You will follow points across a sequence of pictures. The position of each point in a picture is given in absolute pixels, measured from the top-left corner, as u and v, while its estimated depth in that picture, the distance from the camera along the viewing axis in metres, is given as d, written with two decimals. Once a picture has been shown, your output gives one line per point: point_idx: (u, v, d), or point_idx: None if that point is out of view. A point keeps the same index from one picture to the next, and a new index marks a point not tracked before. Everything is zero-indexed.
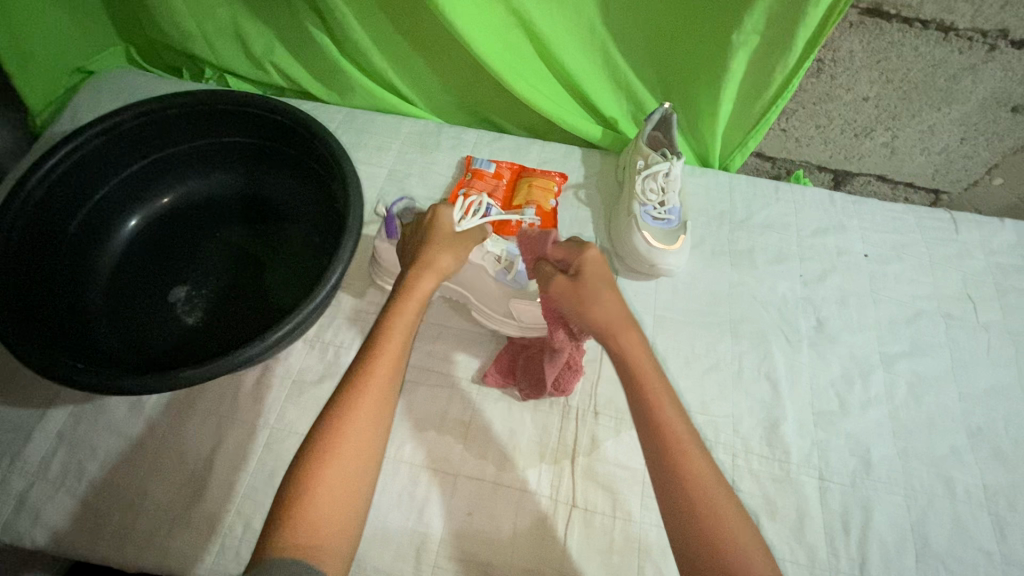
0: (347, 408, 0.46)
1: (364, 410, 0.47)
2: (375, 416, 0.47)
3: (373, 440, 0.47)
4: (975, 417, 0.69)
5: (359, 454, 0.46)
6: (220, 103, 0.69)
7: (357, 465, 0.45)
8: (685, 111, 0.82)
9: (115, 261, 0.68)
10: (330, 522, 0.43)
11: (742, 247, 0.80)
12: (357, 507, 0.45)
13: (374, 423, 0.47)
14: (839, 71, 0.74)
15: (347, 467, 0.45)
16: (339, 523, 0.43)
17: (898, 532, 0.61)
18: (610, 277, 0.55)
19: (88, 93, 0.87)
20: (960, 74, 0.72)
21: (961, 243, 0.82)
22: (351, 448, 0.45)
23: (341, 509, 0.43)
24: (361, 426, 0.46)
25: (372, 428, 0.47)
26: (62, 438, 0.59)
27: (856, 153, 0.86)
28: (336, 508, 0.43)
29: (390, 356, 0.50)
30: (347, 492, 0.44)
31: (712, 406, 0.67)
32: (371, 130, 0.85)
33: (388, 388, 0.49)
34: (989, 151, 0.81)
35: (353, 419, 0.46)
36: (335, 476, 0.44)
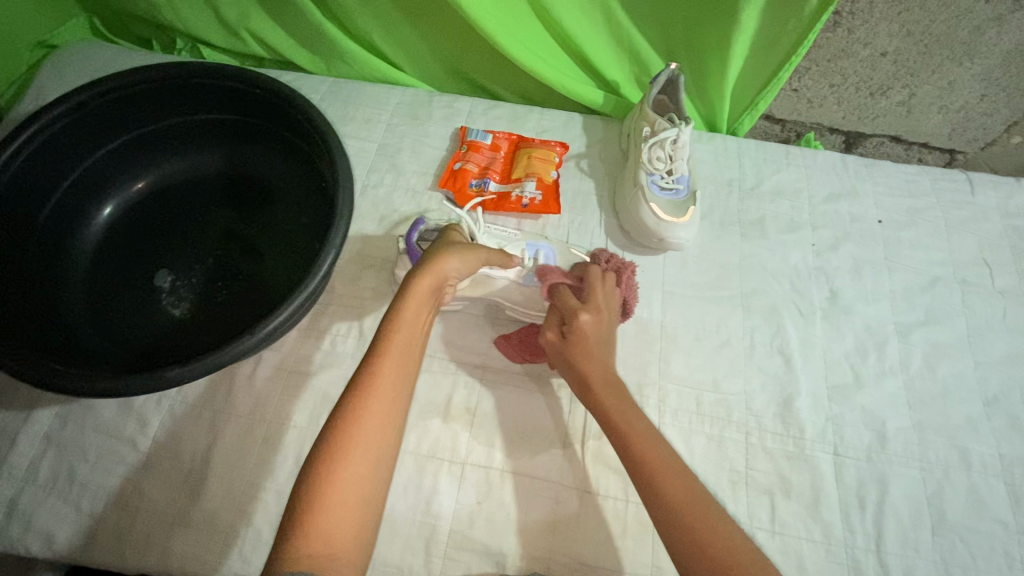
0: (360, 404, 0.45)
1: (378, 405, 0.45)
2: (390, 411, 0.46)
3: (388, 436, 0.45)
4: (991, 385, 0.67)
5: (374, 450, 0.44)
6: (193, 77, 0.64)
7: (373, 461, 0.44)
8: (691, 72, 0.77)
9: (93, 251, 0.64)
10: (346, 522, 0.41)
11: (752, 216, 0.76)
12: (370, 506, 0.43)
13: (388, 418, 0.46)
14: (857, 25, 0.69)
15: (361, 468, 0.43)
16: (355, 522, 0.41)
17: (913, 504, 0.60)
18: (602, 338, 0.57)
19: (52, 69, 0.80)
20: (985, 26, 0.67)
21: (977, 205, 0.79)
22: (367, 445, 0.44)
23: (354, 510, 0.42)
24: (375, 423, 0.45)
25: (387, 423, 0.45)
26: (49, 441, 0.57)
27: (870, 113, 0.82)
28: (351, 507, 0.42)
29: (400, 352, 0.48)
30: (362, 490, 0.43)
31: (723, 383, 0.65)
32: (358, 101, 0.80)
33: (398, 385, 0.47)
34: (1009, 108, 0.77)
35: (366, 416, 0.44)
36: (352, 472, 0.42)
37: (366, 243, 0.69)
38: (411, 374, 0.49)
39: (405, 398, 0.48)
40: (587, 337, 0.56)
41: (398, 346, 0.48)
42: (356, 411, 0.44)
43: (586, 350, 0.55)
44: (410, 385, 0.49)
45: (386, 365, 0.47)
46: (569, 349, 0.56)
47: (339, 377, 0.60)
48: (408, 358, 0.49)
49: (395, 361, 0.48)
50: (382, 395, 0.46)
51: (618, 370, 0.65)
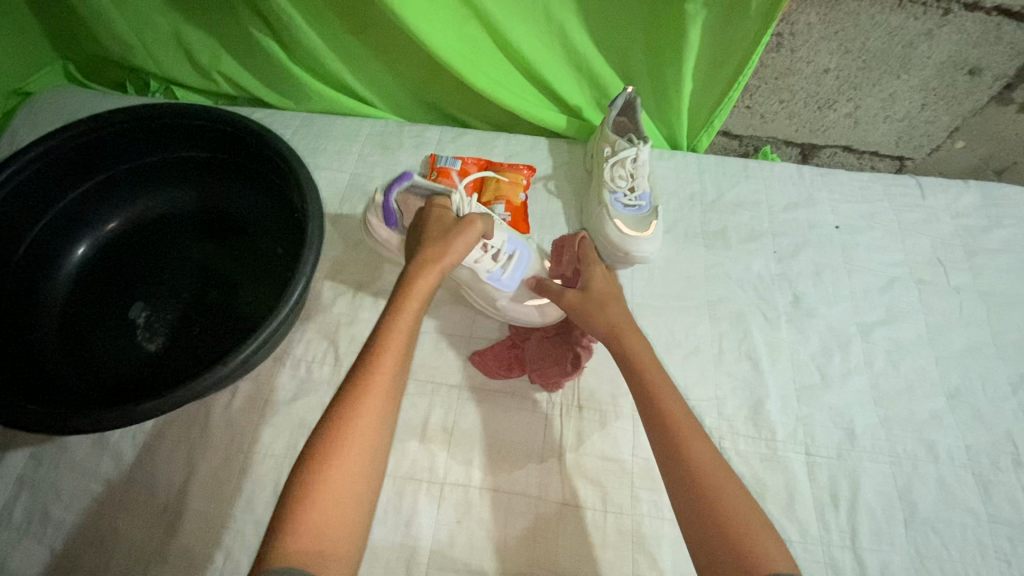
0: (353, 402, 0.45)
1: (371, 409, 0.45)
2: (382, 414, 0.46)
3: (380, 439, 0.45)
4: (953, 379, 0.70)
5: (366, 449, 0.44)
6: (165, 117, 0.66)
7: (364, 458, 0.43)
8: (648, 94, 0.81)
9: (67, 290, 0.65)
10: (336, 526, 0.41)
11: (715, 227, 0.79)
12: (359, 509, 0.43)
13: (380, 421, 0.46)
14: (799, 44, 0.74)
15: (352, 469, 0.43)
16: (344, 525, 0.41)
17: (885, 499, 0.61)
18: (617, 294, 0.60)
19: (29, 115, 0.82)
20: (917, 41, 0.71)
21: (927, 208, 0.83)
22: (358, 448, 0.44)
23: (344, 510, 0.41)
24: (367, 425, 0.45)
25: (380, 423, 0.46)
26: (23, 482, 0.56)
27: (820, 125, 0.86)
28: (342, 510, 0.41)
29: (395, 351, 0.49)
30: (353, 488, 0.42)
31: (695, 390, 0.66)
32: (330, 134, 0.83)
33: (392, 383, 0.47)
34: (949, 115, 0.82)
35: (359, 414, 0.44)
36: (343, 471, 0.42)
37: (341, 270, 0.71)
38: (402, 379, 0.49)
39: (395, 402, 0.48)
40: (602, 284, 0.60)
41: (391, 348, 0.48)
42: (350, 408, 0.45)
43: (604, 295, 0.58)
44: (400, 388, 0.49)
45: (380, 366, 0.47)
46: (587, 298, 0.58)
47: (315, 404, 0.61)
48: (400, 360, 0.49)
49: (390, 360, 0.48)
50: (375, 393, 0.46)
51: (593, 382, 0.64)
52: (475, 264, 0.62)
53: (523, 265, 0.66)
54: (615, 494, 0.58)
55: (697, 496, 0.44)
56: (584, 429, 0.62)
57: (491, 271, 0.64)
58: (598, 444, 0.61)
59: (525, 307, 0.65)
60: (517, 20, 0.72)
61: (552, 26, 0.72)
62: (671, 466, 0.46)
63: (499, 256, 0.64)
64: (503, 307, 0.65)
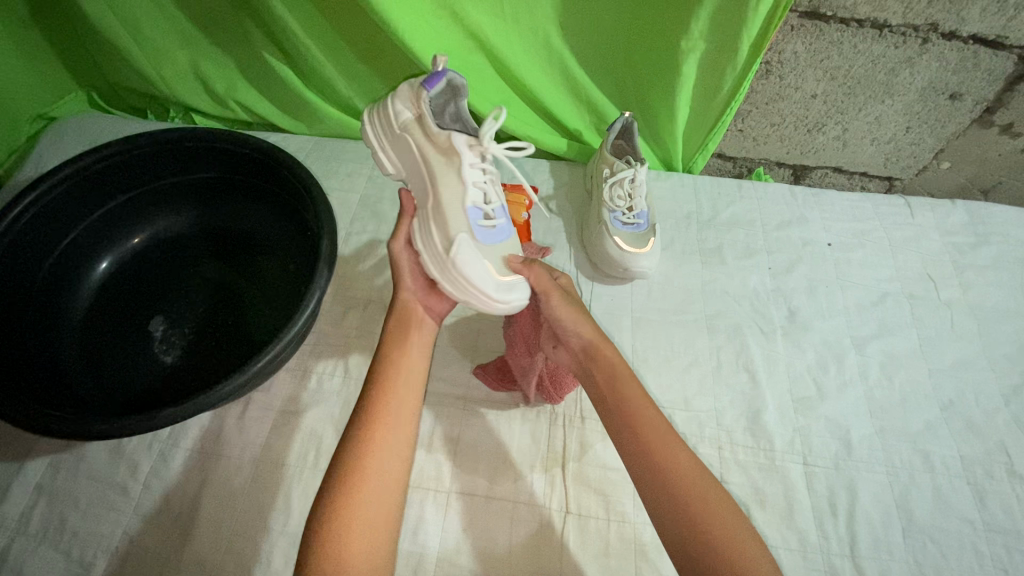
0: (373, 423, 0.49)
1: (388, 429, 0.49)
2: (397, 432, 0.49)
3: (400, 455, 0.49)
4: (946, 390, 0.71)
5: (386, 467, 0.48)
6: (187, 141, 0.69)
7: (383, 475, 0.47)
8: (645, 119, 0.84)
9: (89, 305, 0.68)
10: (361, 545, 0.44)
11: (711, 245, 0.82)
12: (387, 524, 0.46)
13: (398, 438, 0.49)
14: (787, 71, 0.78)
15: (374, 484, 0.46)
16: (373, 544, 0.44)
17: (882, 508, 0.63)
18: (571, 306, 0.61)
19: (53, 140, 0.86)
20: (899, 68, 0.75)
21: (916, 225, 0.85)
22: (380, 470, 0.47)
23: (369, 521, 0.45)
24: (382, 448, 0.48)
25: (398, 444, 0.49)
26: (41, 491, 0.58)
27: (810, 148, 0.90)
28: (369, 531, 0.44)
29: (409, 375, 0.53)
30: (377, 501, 0.46)
31: (694, 401, 0.68)
32: (342, 157, 0.87)
33: (410, 406, 0.51)
34: (934, 137, 0.85)
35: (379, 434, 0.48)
36: (366, 487, 0.46)
37: (351, 285, 0.73)
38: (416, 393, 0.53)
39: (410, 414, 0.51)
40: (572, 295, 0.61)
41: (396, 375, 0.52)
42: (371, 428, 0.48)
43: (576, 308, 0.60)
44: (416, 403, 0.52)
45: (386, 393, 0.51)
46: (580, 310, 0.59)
47: (325, 415, 0.62)
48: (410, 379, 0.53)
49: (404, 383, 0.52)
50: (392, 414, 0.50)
51: None
52: (471, 181, 0.57)
53: (500, 240, 0.58)
54: (617, 502, 0.60)
55: (688, 516, 0.44)
56: (587, 439, 0.63)
57: (473, 209, 0.57)
58: (600, 453, 0.62)
59: (485, 264, 0.54)
60: (520, 50, 0.76)
61: (552, 55, 0.76)
62: (655, 487, 0.46)
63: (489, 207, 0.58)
64: (461, 244, 0.53)
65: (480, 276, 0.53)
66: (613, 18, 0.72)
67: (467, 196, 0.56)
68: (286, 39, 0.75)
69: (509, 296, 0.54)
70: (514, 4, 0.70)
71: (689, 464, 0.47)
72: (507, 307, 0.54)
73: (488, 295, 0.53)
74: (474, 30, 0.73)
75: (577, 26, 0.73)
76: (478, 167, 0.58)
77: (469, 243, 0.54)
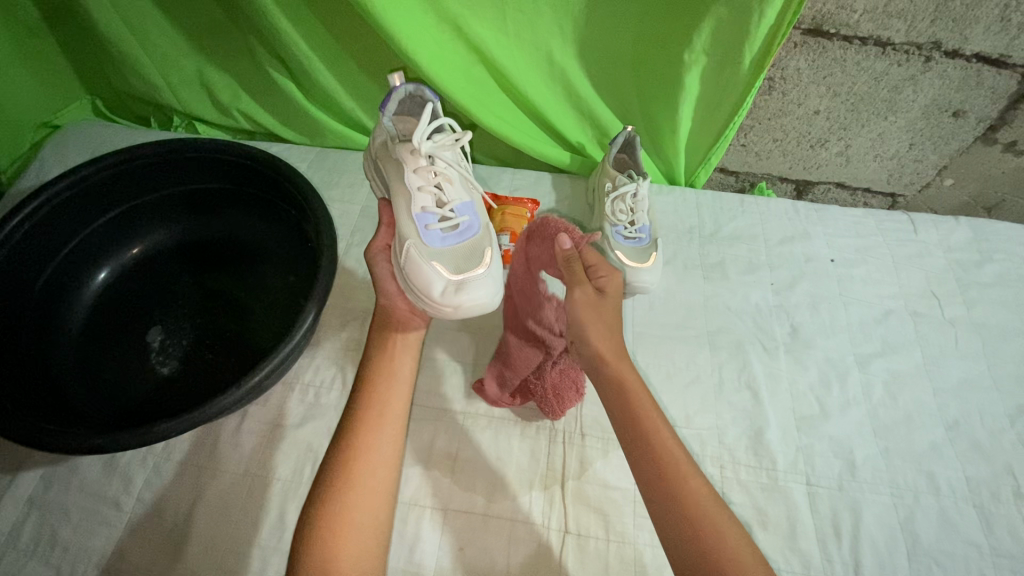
0: (373, 428, 0.51)
1: (376, 433, 0.51)
2: (386, 436, 0.51)
3: (389, 461, 0.50)
4: (951, 410, 0.70)
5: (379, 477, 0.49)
6: (188, 151, 0.70)
7: (376, 482, 0.49)
8: (647, 133, 0.84)
9: (86, 314, 0.68)
10: (351, 548, 0.45)
11: (713, 260, 0.82)
12: (377, 528, 0.48)
13: (387, 442, 0.51)
14: (789, 88, 0.78)
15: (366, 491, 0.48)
16: (364, 547, 0.46)
17: (888, 530, 0.62)
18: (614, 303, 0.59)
19: (56, 148, 0.86)
20: (902, 85, 0.75)
21: (920, 242, 0.85)
22: (369, 474, 0.48)
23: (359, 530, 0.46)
24: (371, 453, 0.49)
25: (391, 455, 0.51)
26: (32, 504, 0.57)
27: (813, 163, 0.90)
28: (358, 534, 0.46)
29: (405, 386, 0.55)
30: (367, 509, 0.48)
31: (696, 419, 0.67)
32: (344, 169, 0.87)
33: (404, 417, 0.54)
34: (937, 154, 0.85)
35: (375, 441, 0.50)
36: (360, 492, 0.48)
37: (351, 297, 0.73)
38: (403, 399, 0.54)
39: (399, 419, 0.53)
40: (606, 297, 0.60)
41: (383, 380, 0.54)
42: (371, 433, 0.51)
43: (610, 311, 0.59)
44: (404, 408, 0.54)
45: (374, 398, 0.53)
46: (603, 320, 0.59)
47: (322, 429, 0.62)
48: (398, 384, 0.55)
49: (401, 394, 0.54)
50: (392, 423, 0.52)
51: (595, 410, 0.66)
52: (415, 188, 0.60)
53: (459, 239, 0.59)
54: (617, 522, 0.59)
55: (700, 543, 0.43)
56: (587, 456, 0.62)
57: (424, 214, 0.59)
58: (600, 471, 0.61)
59: (429, 268, 0.56)
60: (523, 64, 0.76)
61: (555, 69, 0.77)
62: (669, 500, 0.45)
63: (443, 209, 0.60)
64: (407, 252, 0.57)
65: (427, 279, 0.56)
66: (616, 34, 0.72)
67: (413, 204, 0.59)
68: (289, 52, 0.76)
69: (455, 298, 0.55)
70: (518, 19, 0.70)
71: (692, 476, 0.47)
72: (456, 308, 0.55)
73: (436, 299, 0.55)
74: (477, 45, 0.73)
75: (580, 40, 0.73)
76: (425, 170, 0.60)
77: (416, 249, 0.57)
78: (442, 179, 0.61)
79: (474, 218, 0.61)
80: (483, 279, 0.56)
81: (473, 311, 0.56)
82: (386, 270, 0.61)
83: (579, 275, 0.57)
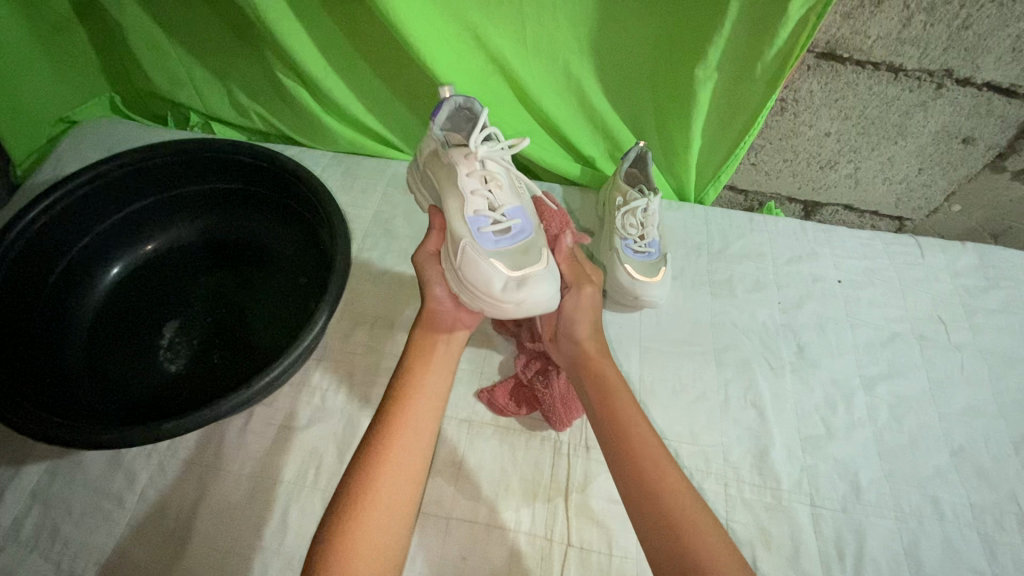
0: (389, 436, 0.51)
1: (400, 436, 0.51)
2: (414, 446, 0.51)
3: (414, 466, 0.51)
4: (956, 435, 0.70)
5: (399, 478, 0.49)
6: (205, 152, 0.71)
7: (394, 488, 0.49)
8: (659, 149, 0.85)
9: (95, 309, 0.68)
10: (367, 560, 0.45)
11: (721, 276, 0.82)
12: (398, 532, 0.48)
13: (413, 444, 0.51)
14: (801, 110, 0.78)
15: (386, 495, 0.48)
16: (376, 548, 0.46)
17: (890, 554, 0.61)
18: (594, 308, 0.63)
19: (73, 144, 0.87)
20: (913, 110, 0.76)
21: (927, 266, 0.85)
22: (390, 475, 0.49)
23: (378, 533, 0.46)
24: (396, 471, 0.49)
25: (413, 455, 0.51)
26: (35, 498, 0.57)
27: (822, 184, 0.91)
28: (374, 538, 0.46)
29: (424, 389, 0.55)
30: (387, 514, 0.47)
31: (701, 435, 0.67)
32: (356, 174, 0.88)
33: (426, 419, 0.53)
34: (945, 180, 0.86)
35: (394, 445, 0.50)
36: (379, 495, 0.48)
37: (359, 301, 0.73)
38: (434, 416, 0.54)
39: (429, 429, 0.53)
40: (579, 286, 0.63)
41: (419, 387, 0.55)
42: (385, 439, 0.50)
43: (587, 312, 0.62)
44: (433, 427, 0.54)
45: (404, 414, 0.53)
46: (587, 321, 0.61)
47: (328, 431, 0.62)
48: (428, 403, 0.55)
49: (416, 395, 0.54)
50: (407, 425, 0.52)
51: None
52: (469, 191, 0.60)
53: (515, 241, 0.59)
54: (620, 537, 0.58)
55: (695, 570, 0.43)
56: (590, 470, 0.62)
57: (477, 217, 0.59)
58: (603, 485, 0.61)
59: (489, 265, 0.57)
60: (539, 76, 0.77)
61: (571, 82, 0.77)
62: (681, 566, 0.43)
63: (496, 212, 0.60)
64: (463, 251, 0.57)
65: (485, 278, 0.56)
66: (633, 51, 0.72)
67: (466, 207, 0.59)
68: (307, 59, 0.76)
69: (518, 292, 0.55)
70: (536, 30, 0.71)
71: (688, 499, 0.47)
72: (517, 304, 0.56)
73: (497, 295, 0.56)
74: (495, 54, 0.74)
75: (595, 55, 0.74)
76: (478, 171, 0.61)
77: (472, 249, 0.57)
78: (493, 183, 0.61)
79: (526, 222, 0.62)
80: (544, 275, 0.57)
81: (535, 307, 0.56)
82: (436, 271, 0.62)
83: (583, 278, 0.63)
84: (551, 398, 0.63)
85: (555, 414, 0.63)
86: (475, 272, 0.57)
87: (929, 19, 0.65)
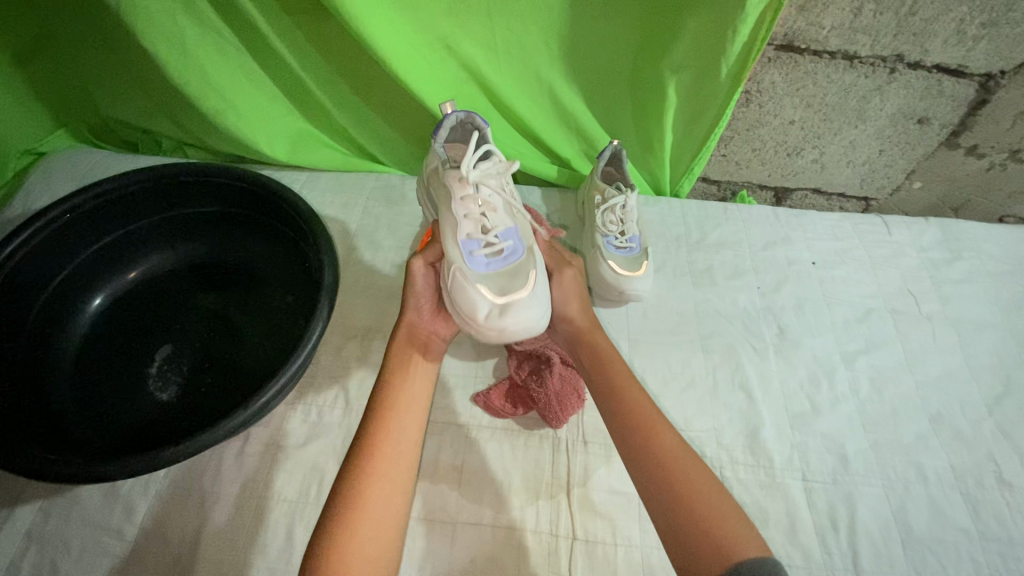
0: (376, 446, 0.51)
1: (388, 446, 0.52)
2: (401, 456, 0.52)
3: (402, 477, 0.51)
4: (933, 402, 0.73)
5: (387, 489, 0.50)
6: (182, 175, 0.70)
7: (382, 499, 0.49)
8: (632, 146, 0.87)
9: (79, 343, 0.67)
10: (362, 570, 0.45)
11: (701, 266, 0.84)
12: (389, 543, 0.48)
13: (400, 454, 0.52)
14: (766, 100, 0.81)
15: (376, 505, 0.49)
16: (370, 559, 0.46)
17: (882, 521, 0.64)
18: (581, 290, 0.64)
19: (42, 176, 0.86)
20: (870, 95, 0.79)
21: (895, 243, 0.89)
22: (379, 487, 0.49)
23: (370, 544, 0.47)
24: (385, 475, 0.50)
25: (400, 466, 0.51)
26: (30, 538, 0.56)
27: (790, 170, 0.94)
28: (367, 550, 0.46)
29: (407, 397, 0.56)
30: (377, 525, 0.48)
31: (694, 421, 0.69)
32: (336, 189, 0.88)
33: (411, 428, 0.54)
34: (905, 159, 0.90)
35: (382, 457, 0.51)
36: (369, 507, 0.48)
37: (350, 314, 0.73)
38: (417, 421, 0.55)
39: (415, 438, 0.54)
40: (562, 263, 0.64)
41: (404, 396, 0.56)
42: (372, 451, 0.51)
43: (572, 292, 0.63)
44: (418, 428, 0.55)
45: (390, 413, 0.54)
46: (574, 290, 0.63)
47: (327, 447, 0.62)
48: (412, 406, 0.55)
49: (402, 404, 0.55)
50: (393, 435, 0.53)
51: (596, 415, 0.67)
52: (462, 215, 0.58)
53: (505, 262, 0.57)
54: (624, 527, 0.60)
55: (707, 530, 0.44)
56: (590, 464, 0.63)
57: (469, 241, 0.58)
58: (603, 477, 0.62)
59: (474, 289, 0.54)
60: (511, 81, 0.78)
61: (542, 87, 0.79)
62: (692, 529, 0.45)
63: (487, 235, 0.58)
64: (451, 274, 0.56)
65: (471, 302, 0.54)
66: (600, 53, 0.74)
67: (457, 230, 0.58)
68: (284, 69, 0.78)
69: (500, 319, 0.53)
70: (506, 37, 0.72)
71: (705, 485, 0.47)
72: (501, 331, 0.54)
73: (480, 321, 0.54)
74: (466, 62, 0.75)
75: (564, 58, 0.75)
76: (471, 197, 0.59)
77: (459, 273, 0.55)
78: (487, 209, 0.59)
79: (518, 242, 0.59)
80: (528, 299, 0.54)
81: (519, 332, 0.54)
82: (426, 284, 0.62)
83: (562, 260, 0.64)
84: (545, 395, 0.64)
85: (550, 410, 0.64)
86: (462, 292, 0.55)
87: (878, 8, 0.68)
